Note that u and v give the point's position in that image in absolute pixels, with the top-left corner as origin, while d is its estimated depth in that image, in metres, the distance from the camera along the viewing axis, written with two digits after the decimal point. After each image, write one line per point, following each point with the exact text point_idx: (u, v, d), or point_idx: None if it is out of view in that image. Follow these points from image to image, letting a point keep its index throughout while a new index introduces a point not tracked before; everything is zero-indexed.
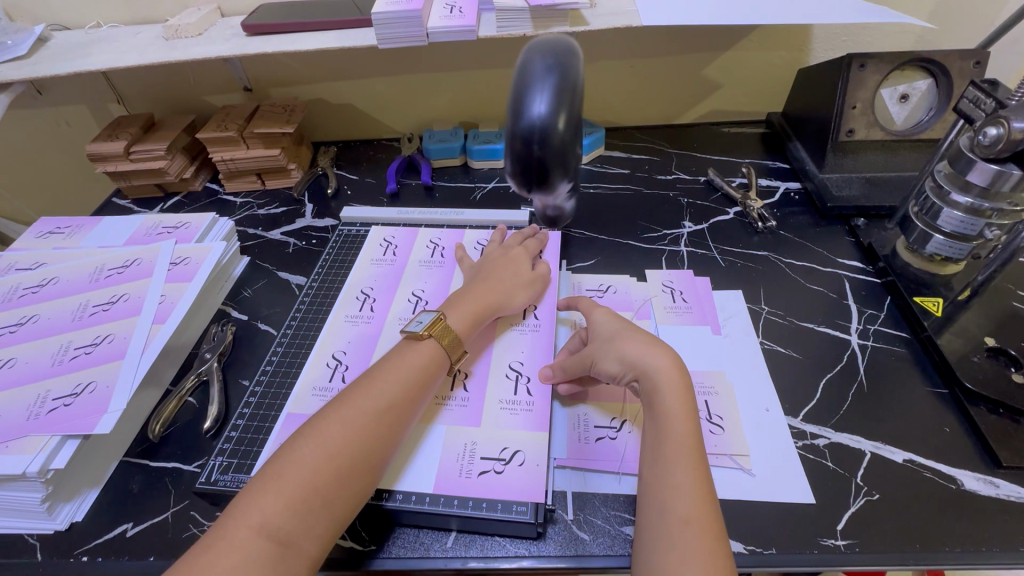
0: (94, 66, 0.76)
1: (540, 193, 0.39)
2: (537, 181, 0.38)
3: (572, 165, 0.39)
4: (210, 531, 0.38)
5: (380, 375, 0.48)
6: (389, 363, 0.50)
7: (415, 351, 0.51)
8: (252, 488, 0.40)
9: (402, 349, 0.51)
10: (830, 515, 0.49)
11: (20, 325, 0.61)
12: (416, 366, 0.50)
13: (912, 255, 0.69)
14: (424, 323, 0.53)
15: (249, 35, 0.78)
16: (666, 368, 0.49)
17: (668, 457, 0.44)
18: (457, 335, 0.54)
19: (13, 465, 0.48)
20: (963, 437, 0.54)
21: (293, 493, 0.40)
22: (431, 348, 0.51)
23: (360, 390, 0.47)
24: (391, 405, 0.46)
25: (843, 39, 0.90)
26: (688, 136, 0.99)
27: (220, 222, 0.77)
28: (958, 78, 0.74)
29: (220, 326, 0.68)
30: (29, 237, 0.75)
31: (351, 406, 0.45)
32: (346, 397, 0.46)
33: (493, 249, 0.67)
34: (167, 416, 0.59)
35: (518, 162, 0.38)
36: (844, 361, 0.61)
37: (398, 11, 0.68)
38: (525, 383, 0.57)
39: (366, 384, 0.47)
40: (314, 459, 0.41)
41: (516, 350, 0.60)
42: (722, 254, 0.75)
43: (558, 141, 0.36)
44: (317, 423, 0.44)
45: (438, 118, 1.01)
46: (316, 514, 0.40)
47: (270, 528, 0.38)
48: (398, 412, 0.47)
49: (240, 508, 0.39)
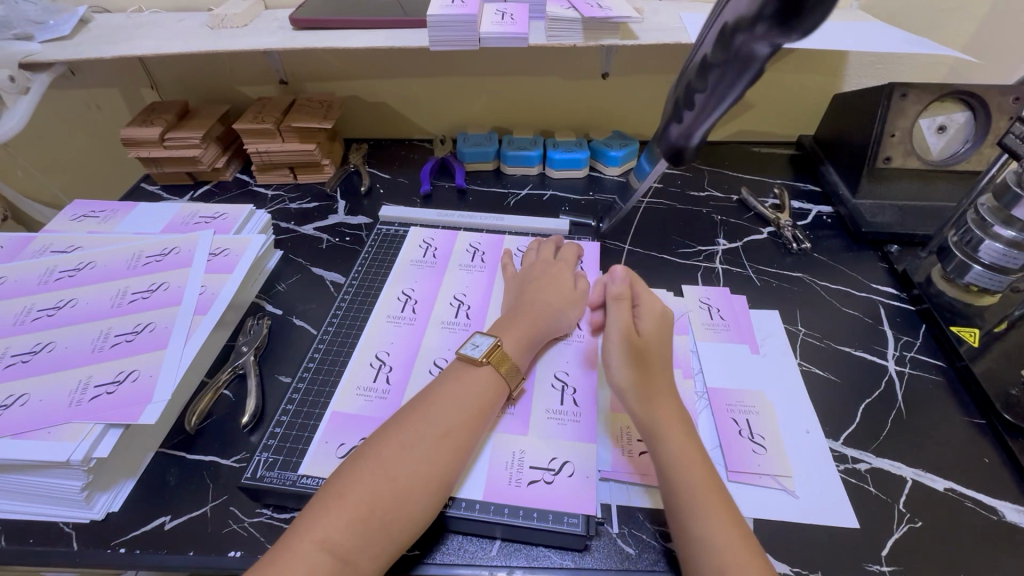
0: (137, 50, 0.75)
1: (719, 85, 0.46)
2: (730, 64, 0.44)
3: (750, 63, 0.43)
4: (277, 545, 0.41)
5: (439, 399, 0.49)
6: (448, 386, 0.50)
7: (471, 376, 0.52)
8: (315, 505, 0.42)
9: (459, 373, 0.52)
10: (875, 540, 0.49)
11: (58, 308, 0.60)
12: (474, 390, 0.51)
13: (948, 284, 0.70)
14: (482, 348, 0.54)
15: (296, 29, 0.78)
16: (476, 386, 0.51)
17: (382, 449, 0.45)
18: (513, 361, 0.54)
19: (58, 452, 0.47)
20: (1002, 467, 0.54)
21: (352, 511, 0.41)
22: (488, 373, 0.52)
23: (417, 414, 0.48)
24: (446, 429, 0.47)
25: (879, 67, 0.92)
26: (720, 153, 1.00)
27: (257, 214, 0.77)
28: (997, 113, 0.75)
29: (256, 318, 0.68)
30: (63, 219, 0.74)
31: (408, 428, 0.47)
32: (402, 419, 0.48)
33: (537, 262, 0.68)
34: (203, 408, 0.58)
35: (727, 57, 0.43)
36: (883, 387, 0.61)
37: (453, 15, 0.69)
38: (571, 393, 0.57)
39: (423, 407, 0.49)
40: (369, 481, 0.43)
41: (564, 362, 0.60)
42: (757, 273, 0.76)
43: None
44: (374, 447, 0.46)
45: (471, 122, 1.01)
46: (374, 534, 0.41)
47: (332, 543, 0.40)
48: (454, 438, 0.47)
49: (304, 526, 0.41)
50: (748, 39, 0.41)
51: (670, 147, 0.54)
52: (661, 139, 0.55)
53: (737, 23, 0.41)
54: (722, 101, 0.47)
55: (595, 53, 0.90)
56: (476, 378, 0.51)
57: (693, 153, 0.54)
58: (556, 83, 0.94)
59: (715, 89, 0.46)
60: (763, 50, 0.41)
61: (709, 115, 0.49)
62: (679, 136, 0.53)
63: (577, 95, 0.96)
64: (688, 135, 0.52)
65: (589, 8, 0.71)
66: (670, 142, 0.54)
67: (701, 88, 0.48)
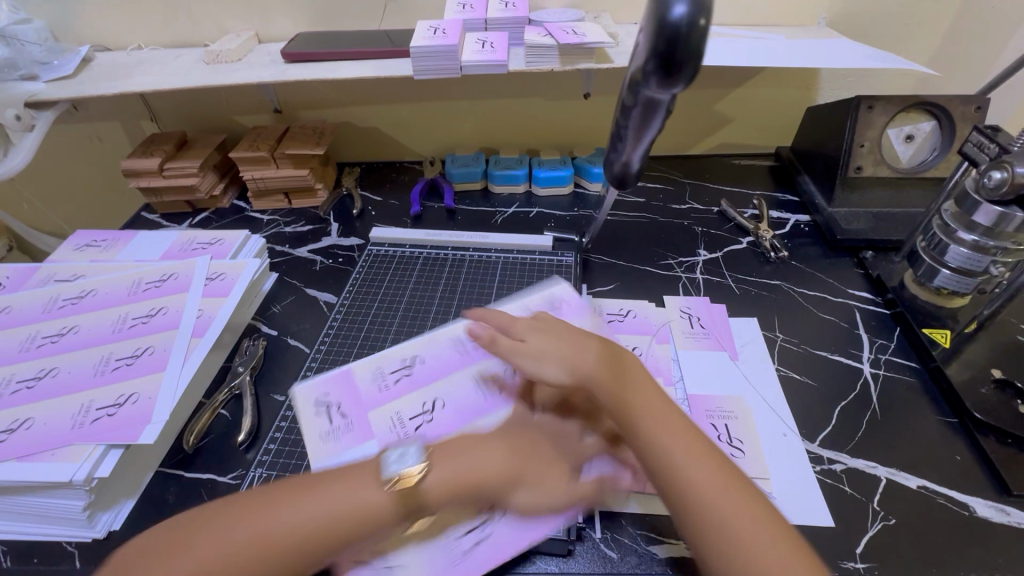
0: (136, 87, 0.79)
1: (637, 127, 0.50)
2: (641, 110, 0.49)
3: (657, 109, 0.48)
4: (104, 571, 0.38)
5: (327, 494, 0.42)
6: (346, 484, 0.42)
7: (372, 493, 0.42)
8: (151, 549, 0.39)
9: (359, 481, 0.43)
10: (850, 538, 0.50)
11: (61, 335, 0.63)
12: (369, 500, 0.42)
13: (919, 288, 0.72)
14: (404, 464, 0.43)
15: (288, 62, 0.82)
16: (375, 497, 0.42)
17: (236, 522, 0.40)
18: (427, 497, 0.43)
19: (61, 473, 0.49)
20: (973, 464, 0.56)
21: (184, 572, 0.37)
22: (388, 494, 0.42)
23: (292, 503, 0.41)
24: (313, 535, 0.40)
25: (850, 80, 0.95)
26: (701, 166, 1.03)
27: (253, 239, 0.80)
28: (960, 122, 0.78)
29: (252, 340, 0.70)
30: (67, 249, 0.78)
31: (277, 512, 0.40)
32: (281, 495, 0.41)
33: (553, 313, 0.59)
34: (201, 428, 0.60)
35: (636, 104, 0.48)
36: (858, 389, 0.63)
37: (434, 46, 0.72)
38: None
39: (306, 497, 0.41)
40: (205, 575, 0.37)
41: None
42: (736, 282, 0.78)
43: (696, 44, 0.41)
44: (220, 523, 0.40)
45: (460, 143, 1.05)
46: None
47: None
48: (316, 546, 0.40)
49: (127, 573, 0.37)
50: (645, 89, 0.46)
51: (613, 176, 0.58)
52: (607, 169, 0.60)
53: (635, 77, 0.46)
54: (644, 136, 0.52)
55: (575, 75, 0.94)
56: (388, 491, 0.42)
57: (635, 178, 0.58)
58: (539, 104, 0.98)
59: (635, 127, 0.51)
60: (662, 96, 0.46)
61: (639, 148, 0.54)
62: (619, 165, 0.57)
63: (561, 115, 1.00)
64: (627, 167, 0.57)
65: (565, 35, 0.74)
66: (614, 171, 0.59)
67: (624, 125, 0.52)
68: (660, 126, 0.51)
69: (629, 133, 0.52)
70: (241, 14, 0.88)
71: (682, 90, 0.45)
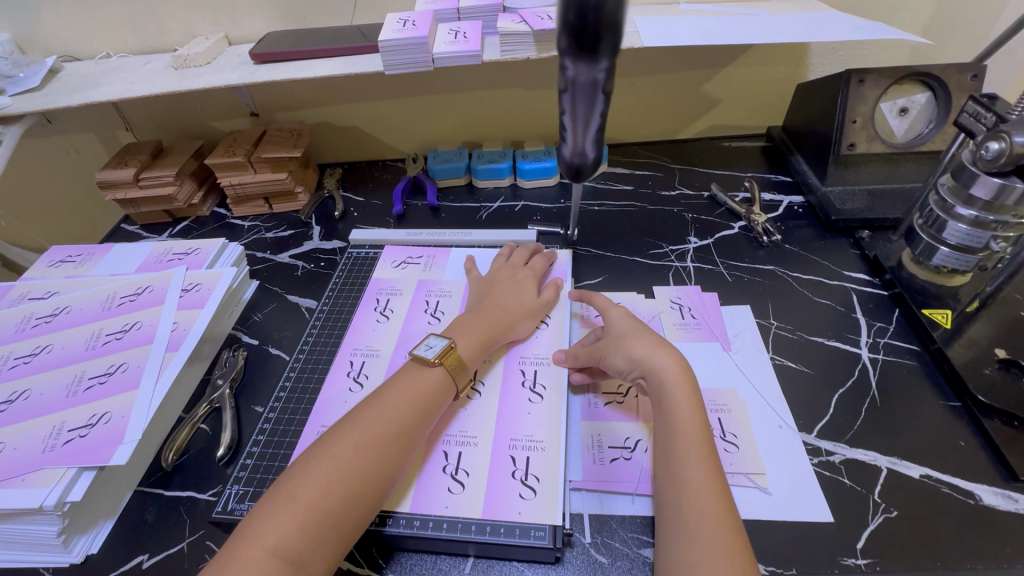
0: (103, 96, 0.76)
1: (579, 108, 0.48)
2: (578, 87, 0.46)
3: (594, 84, 0.45)
4: (235, 538, 0.42)
5: (395, 396, 0.51)
6: (401, 385, 0.53)
7: (424, 377, 0.54)
8: (264, 511, 0.43)
9: (412, 374, 0.54)
10: (849, 534, 0.48)
11: (34, 355, 0.61)
12: (425, 390, 0.53)
13: (918, 267, 0.70)
14: (435, 349, 0.56)
15: (257, 63, 0.80)
16: (430, 385, 0.53)
17: (342, 444, 0.47)
18: (465, 361, 0.57)
19: (31, 498, 0.48)
20: (977, 450, 0.53)
21: (302, 517, 0.42)
22: (438, 374, 0.54)
23: (370, 411, 0.50)
24: (399, 426, 0.49)
25: (841, 53, 0.92)
26: (691, 151, 1.00)
27: (231, 247, 0.78)
28: (957, 91, 0.75)
29: (232, 350, 0.69)
30: (41, 266, 0.76)
31: (361, 431, 0.48)
32: (356, 418, 0.49)
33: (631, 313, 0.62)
34: (181, 443, 0.59)
35: (569, 84, 0.46)
36: (856, 376, 0.61)
37: (404, 39, 0.70)
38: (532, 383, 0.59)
39: (377, 404, 0.51)
40: (331, 506, 0.43)
41: (445, 424, 0.56)
42: (729, 269, 0.76)
43: (612, 9, 0.39)
44: (321, 454, 0.46)
45: (442, 138, 1.02)
46: (317, 540, 0.42)
47: (283, 550, 0.41)
48: (406, 434, 0.49)
49: (256, 528, 0.42)
50: (574, 67, 0.44)
51: (567, 169, 0.56)
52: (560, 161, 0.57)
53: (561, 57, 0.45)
54: (590, 119, 0.50)
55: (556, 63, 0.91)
56: (435, 380, 0.53)
57: (592, 168, 0.55)
58: (521, 93, 0.95)
59: (576, 109, 0.48)
60: (592, 73, 0.44)
61: (585, 133, 0.51)
62: (572, 155, 0.54)
63: (544, 104, 0.97)
64: (581, 156, 0.54)
65: (540, 21, 0.71)
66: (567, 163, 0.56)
67: (565, 111, 0.50)
68: (603, 107, 0.49)
69: (572, 117, 0.50)
70: (210, 15, 0.86)
71: (610, 61, 0.43)
